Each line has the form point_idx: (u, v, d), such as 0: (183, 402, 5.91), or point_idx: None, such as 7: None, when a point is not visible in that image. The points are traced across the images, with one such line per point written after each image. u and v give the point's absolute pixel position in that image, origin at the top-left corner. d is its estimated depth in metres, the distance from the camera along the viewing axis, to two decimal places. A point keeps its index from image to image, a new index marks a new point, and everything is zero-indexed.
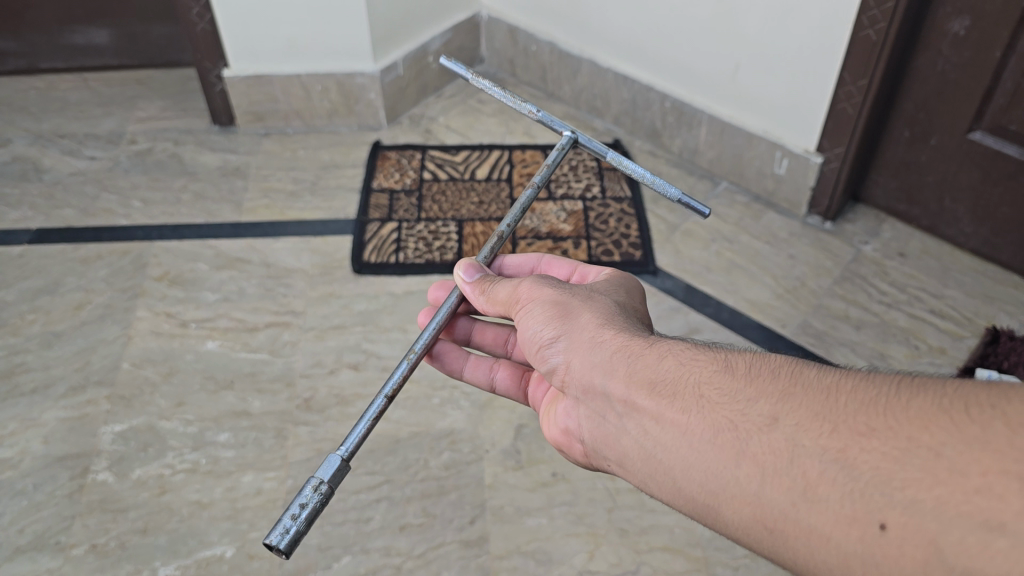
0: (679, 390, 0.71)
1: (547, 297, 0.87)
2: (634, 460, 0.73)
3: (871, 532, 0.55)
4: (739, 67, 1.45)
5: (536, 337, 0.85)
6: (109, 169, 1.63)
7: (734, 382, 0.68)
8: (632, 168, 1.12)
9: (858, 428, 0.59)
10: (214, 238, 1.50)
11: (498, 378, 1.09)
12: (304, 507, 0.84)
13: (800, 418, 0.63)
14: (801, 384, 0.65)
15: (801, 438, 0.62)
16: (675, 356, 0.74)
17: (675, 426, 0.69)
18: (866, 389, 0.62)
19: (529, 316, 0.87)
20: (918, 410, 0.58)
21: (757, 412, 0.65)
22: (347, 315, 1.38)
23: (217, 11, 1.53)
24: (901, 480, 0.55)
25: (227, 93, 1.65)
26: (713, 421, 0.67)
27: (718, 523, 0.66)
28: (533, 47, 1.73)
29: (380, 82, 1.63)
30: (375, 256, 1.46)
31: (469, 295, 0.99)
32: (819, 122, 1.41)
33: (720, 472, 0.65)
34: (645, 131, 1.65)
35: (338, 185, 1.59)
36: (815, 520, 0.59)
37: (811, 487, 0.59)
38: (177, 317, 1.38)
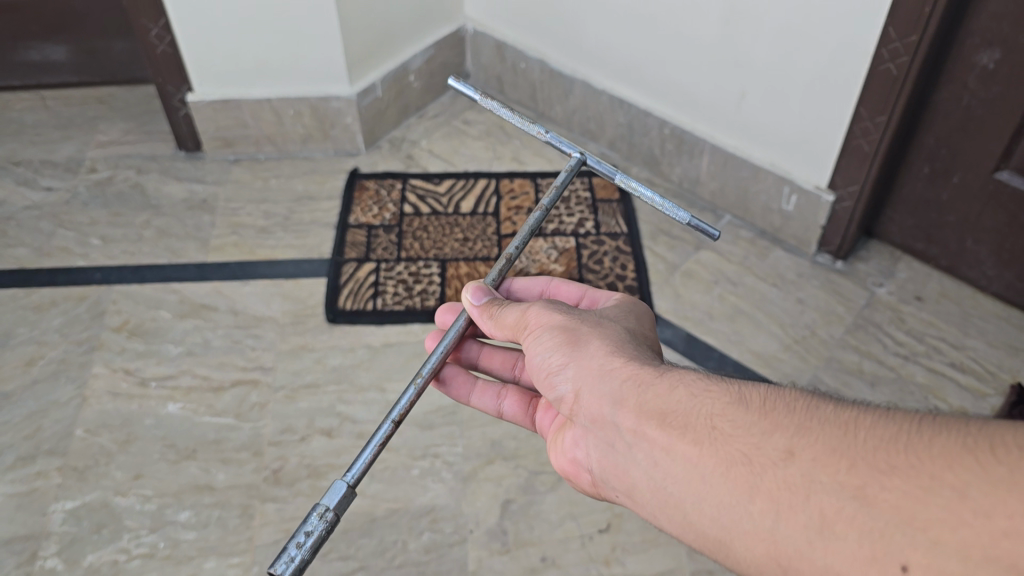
0: (689, 421, 0.66)
1: (557, 322, 0.81)
2: (641, 490, 0.69)
3: (893, 575, 0.52)
4: (745, 95, 1.33)
5: (544, 364, 0.79)
6: (66, 202, 1.51)
7: (747, 413, 0.64)
8: (640, 191, 1.01)
9: (879, 465, 0.55)
10: (178, 282, 1.39)
11: (506, 406, 0.99)
12: (310, 535, 0.78)
13: (816, 453, 0.58)
14: (816, 417, 0.61)
15: (818, 473, 0.57)
16: (684, 384, 0.69)
17: (684, 458, 0.65)
18: (884, 423, 0.58)
19: (535, 344, 0.81)
20: (941, 447, 0.54)
21: (771, 446, 0.61)
22: (320, 372, 1.27)
23: (178, 33, 1.40)
24: (923, 520, 0.52)
25: (193, 118, 1.53)
26: (724, 454, 0.63)
27: (730, 559, 0.62)
28: (522, 64, 1.61)
29: (358, 106, 1.51)
30: (351, 303, 1.35)
31: (477, 320, 0.92)
32: (832, 157, 1.29)
33: (732, 509, 0.61)
34: (642, 157, 1.54)
35: (312, 220, 1.47)
36: (833, 560, 0.55)
37: (828, 527, 0.55)
38: (136, 375, 1.28)
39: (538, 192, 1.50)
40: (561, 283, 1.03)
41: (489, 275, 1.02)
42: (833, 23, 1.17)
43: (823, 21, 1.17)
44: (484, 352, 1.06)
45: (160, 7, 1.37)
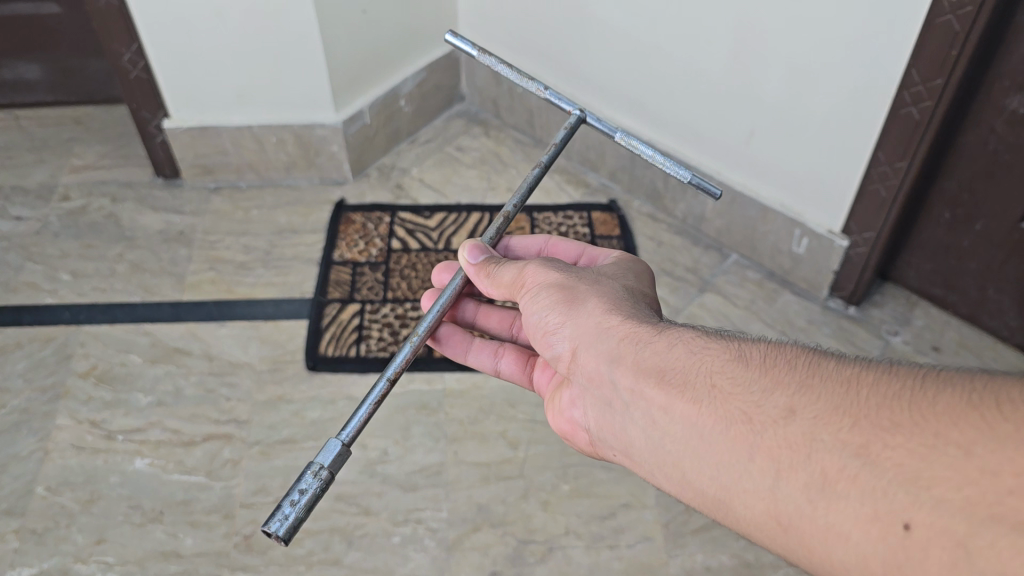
0: (690, 381, 0.69)
1: (553, 280, 0.86)
2: (644, 451, 0.72)
3: (895, 532, 0.52)
4: (755, 133, 1.25)
5: (541, 323, 0.84)
6: (36, 232, 1.44)
7: (749, 372, 0.66)
8: (641, 150, 1.02)
9: (881, 423, 0.56)
10: (151, 323, 1.32)
11: (503, 365, 1.08)
12: (304, 493, 0.80)
13: (818, 411, 0.59)
14: (819, 376, 0.62)
15: (820, 431, 0.58)
16: (687, 346, 0.72)
17: (685, 418, 0.67)
18: (888, 382, 0.58)
19: (532, 303, 0.86)
20: (946, 405, 0.53)
21: (773, 405, 0.62)
22: (298, 426, 1.20)
23: (153, 58, 1.33)
24: (926, 479, 0.51)
25: (170, 145, 1.45)
26: (726, 413, 0.65)
27: (732, 517, 0.63)
28: (519, 89, 1.53)
29: (344, 134, 1.43)
30: (333, 348, 1.27)
31: (474, 280, 0.95)
32: (846, 201, 1.21)
33: (733, 467, 0.63)
34: (645, 191, 1.46)
35: (295, 255, 1.40)
36: (834, 518, 0.55)
37: (828, 485, 0.56)
38: (103, 427, 1.20)
39: (534, 227, 1.42)
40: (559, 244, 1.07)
41: (490, 233, 1.05)
42: (850, 62, 1.08)
43: (839, 60, 1.09)
44: (482, 311, 1.13)
45: (133, 31, 1.30)
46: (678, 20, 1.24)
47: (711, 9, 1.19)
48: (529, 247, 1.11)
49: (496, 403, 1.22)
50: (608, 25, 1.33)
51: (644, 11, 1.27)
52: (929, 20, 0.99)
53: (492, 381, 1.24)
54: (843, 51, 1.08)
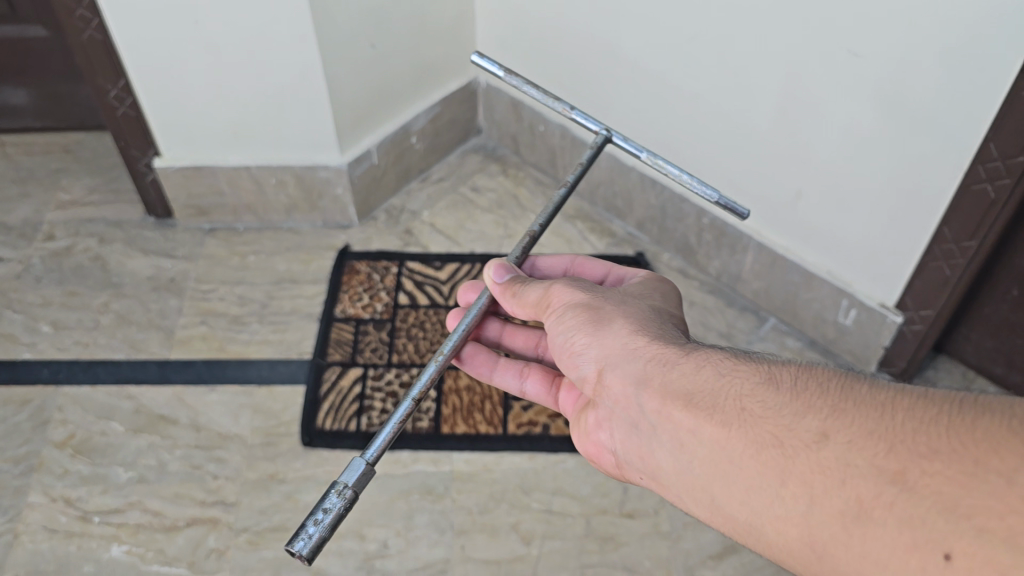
0: (716, 401, 0.64)
1: (578, 301, 0.81)
2: (670, 473, 0.68)
3: (934, 562, 0.49)
4: (801, 196, 1.12)
5: (567, 343, 0.79)
6: (17, 276, 1.33)
7: (778, 394, 0.62)
8: (666, 168, 0.93)
9: (918, 449, 0.52)
10: (135, 385, 1.21)
11: (529, 386, 0.98)
12: (328, 512, 0.71)
13: (852, 436, 0.56)
14: (851, 398, 0.58)
15: (853, 456, 0.55)
16: (714, 365, 0.67)
17: (712, 440, 0.63)
18: (924, 404, 0.55)
19: (557, 322, 0.81)
20: (985, 428, 0.50)
21: (804, 429, 0.59)
22: (291, 511, 1.09)
23: (140, 96, 1.22)
24: (967, 507, 0.49)
25: (161, 184, 1.34)
26: (755, 436, 0.61)
27: (762, 543, 0.60)
28: (540, 126, 1.41)
29: (349, 176, 1.32)
30: (331, 422, 1.16)
31: (501, 301, 0.89)
32: (902, 276, 1.08)
33: (764, 494, 0.59)
34: (676, 244, 1.34)
35: (294, 309, 1.29)
36: (870, 546, 0.53)
37: (864, 513, 0.53)
38: (78, 506, 1.10)
39: None
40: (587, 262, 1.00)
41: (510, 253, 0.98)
42: (914, 132, 0.96)
43: (900, 127, 0.96)
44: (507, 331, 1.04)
45: (119, 66, 1.18)
46: (718, 69, 1.11)
47: (757, 61, 1.06)
48: (554, 267, 1.03)
49: (508, 489, 1.10)
50: (642, 68, 1.20)
51: (681, 57, 1.14)
52: (1014, 90, 0.86)
53: (504, 463, 1.13)
54: (908, 117, 0.95)
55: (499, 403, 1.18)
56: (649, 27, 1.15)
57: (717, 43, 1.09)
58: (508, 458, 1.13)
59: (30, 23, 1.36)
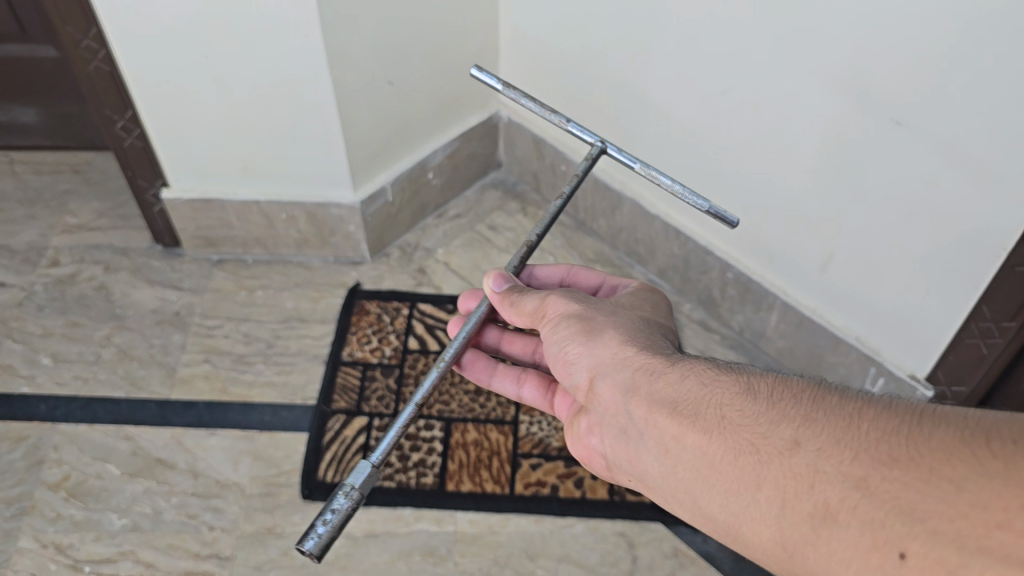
0: (699, 409, 0.64)
1: (573, 312, 0.79)
2: (654, 476, 0.68)
3: (890, 562, 0.50)
4: (831, 259, 1.08)
5: (560, 353, 0.77)
6: (19, 304, 1.30)
7: (757, 403, 0.61)
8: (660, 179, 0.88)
9: (880, 456, 0.52)
10: (133, 425, 1.17)
11: (526, 393, 0.95)
12: (336, 512, 0.72)
13: (823, 442, 0.56)
14: (824, 408, 0.58)
15: (822, 463, 0.55)
16: (698, 374, 0.66)
17: (694, 447, 0.63)
18: (890, 415, 0.55)
19: (551, 334, 0.79)
20: (941, 441, 0.51)
21: (779, 436, 0.58)
22: (287, 568, 1.04)
23: (148, 126, 1.18)
24: (922, 511, 0.49)
25: (169, 215, 1.32)
26: (735, 444, 0.60)
27: (739, 544, 0.60)
28: (562, 166, 1.38)
29: (362, 214, 1.29)
30: (332, 474, 1.11)
31: (501, 311, 0.86)
32: (936, 349, 1.03)
33: (740, 496, 0.59)
34: (698, 295, 1.31)
35: (300, 350, 1.26)
36: (835, 547, 0.53)
37: (830, 517, 0.53)
38: (68, 554, 1.05)
39: None
40: (581, 272, 0.97)
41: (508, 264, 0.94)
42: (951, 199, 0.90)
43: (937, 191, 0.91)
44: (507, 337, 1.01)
45: (127, 99, 1.15)
46: (754, 124, 1.05)
47: (793, 119, 1.01)
48: (550, 277, 1.00)
49: (513, 554, 1.06)
50: (671, 117, 1.15)
51: (712, 109, 1.09)
52: None
53: (510, 525, 1.08)
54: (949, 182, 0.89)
55: (507, 460, 1.14)
56: (682, 77, 1.10)
57: (753, 98, 1.03)
58: (515, 520, 1.09)
59: (39, 42, 1.33)
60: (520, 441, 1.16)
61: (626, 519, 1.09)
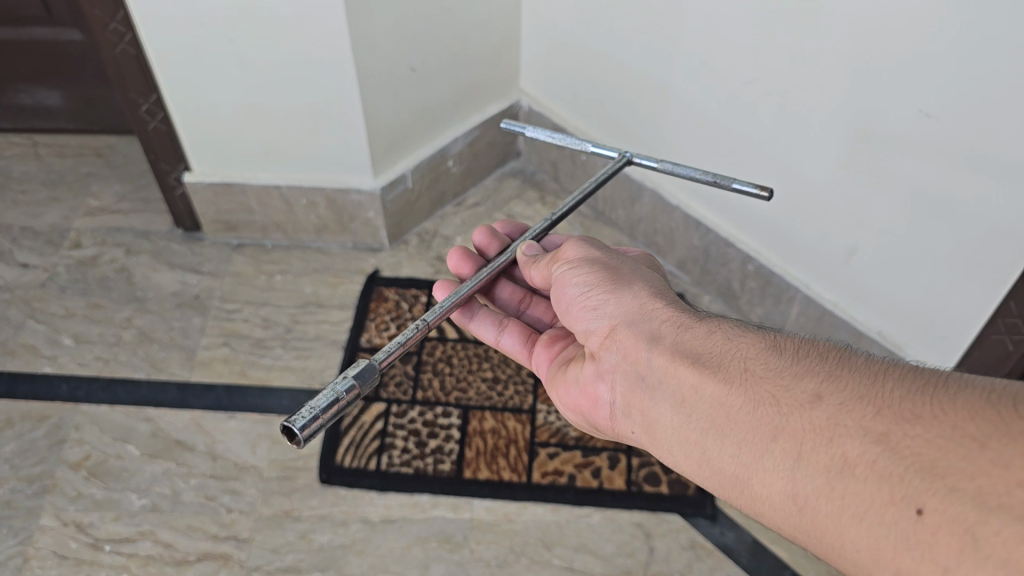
0: (721, 362, 0.65)
1: (594, 258, 0.80)
2: (663, 428, 0.67)
3: (907, 517, 0.49)
4: (856, 252, 1.07)
5: (581, 297, 0.77)
6: (41, 284, 1.31)
7: (781, 359, 0.62)
8: None
9: (903, 414, 0.53)
10: (154, 406, 1.18)
11: (505, 340, 0.95)
12: (332, 399, 0.70)
13: (846, 398, 0.56)
14: (849, 368, 0.59)
15: (844, 417, 0.55)
16: (720, 330, 0.67)
17: (709, 396, 0.63)
18: (914, 378, 0.56)
19: (569, 274, 0.79)
20: (966, 402, 0.51)
21: (801, 389, 0.59)
22: (304, 551, 1.04)
23: (172, 110, 1.18)
24: (943, 468, 0.49)
25: (190, 199, 1.32)
26: (755, 395, 0.61)
27: (746, 496, 0.60)
28: (582, 155, 1.38)
29: (382, 201, 1.30)
30: (351, 459, 1.12)
31: (524, 272, 0.90)
32: (960, 342, 1.02)
33: (754, 445, 0.59)
34: (717, 287, 1.31)
35: (318, 335, 1.26)
36: (849, 500, 0.53)
37: (848, 469, 0.53)
38: (89, 532, 1.05)
39: None
40: None
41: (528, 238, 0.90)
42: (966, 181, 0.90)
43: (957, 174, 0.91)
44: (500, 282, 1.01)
45: (152, 82, 1.15)
46: (776, 113, 1.05)
47: (814, 106, 1.01)
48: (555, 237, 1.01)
49: (529, 542, 1.06)
50: (693, 109, 1.15)
51: (735, 101, 1.09)
52: None
53: (526, 513, 1.09)
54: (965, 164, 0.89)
55: (524, 449, 1.14)
56: (704, 67, 1.10)
57: (778, 86, 1.03)
58: (531, 509, 1.09)
59: (65, 26, 1.34)
60: (538, 430, 1.17)
61: (642, 510, 1.09)
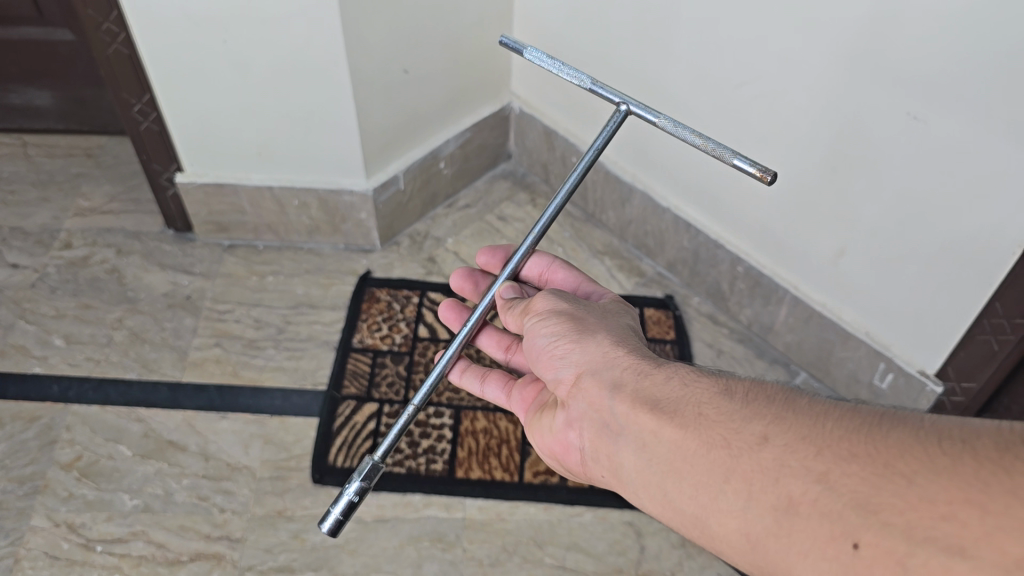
0: (671, 403, 0.65)
1: (561, 310, 0.80)
2: (623, 470, 0.67)
3: (845, 552, 0.50)
4: (844, 253, 1.09)
5: (548, 347, 0.77)
6: (32, 285, 1.31)
7: (728, 398, 0.62)
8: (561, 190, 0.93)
9: (840, 452, 0.53)
10: (146, 406, 1.18)
11: (488, 391, 0.96)
12: (346, 503, 0.81)
13: (790, 437, 0.57)
14: (792, 407, 0.59)
15: (788, 458, 0.56)
16: (677, 375, 0.67)
17: (662, 438, 0.63)
18: (850, 414, 0.56)
19: (539, 326, 0.79)
20: (897, 439, 0.52)
21: (747, 429, 0.59)
22: (297, 551, 1.05)
23: (165, 111, 1.19)
24: (876, 504, 0.50)
25: (182, 199, 1.33)
26: (705, 437, 0.61)
27: (705, 537, 0.60)
28: (573, 158, 1.39)
29: (374, 202, 1.30)
30: (343, 459, 1.12)
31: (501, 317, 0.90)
32: (946, 346, 1.04)
33: (706, 486, 0.59)
34: (707, 288, 1.32)
35: (311, 336, 1.27)
36: (796, 539, 0.53)
37: (793, 508, 0.54)
38: (81, 533, 1.05)
39: None
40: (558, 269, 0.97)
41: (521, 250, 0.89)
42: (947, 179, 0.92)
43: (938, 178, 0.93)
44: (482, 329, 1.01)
45: (144, 83, 1.16)
46: (767, 117, 1.06)
47: (805, 111, 1.02)
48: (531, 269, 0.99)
49: (521, 541, 1.07)
50: (686, 111, 1.16)
51: (728, 104, 1.10)
52: None
53: (518, 512, 1.09)
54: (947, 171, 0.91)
55: (515, 449, 1.15)
56: (697, 71, 1.11)
57: (769, 90, 1.04)
58: (523, 507, 1.10)
59: (55, 26, 1.34)
60: None
61: (633, 509, 1.10)
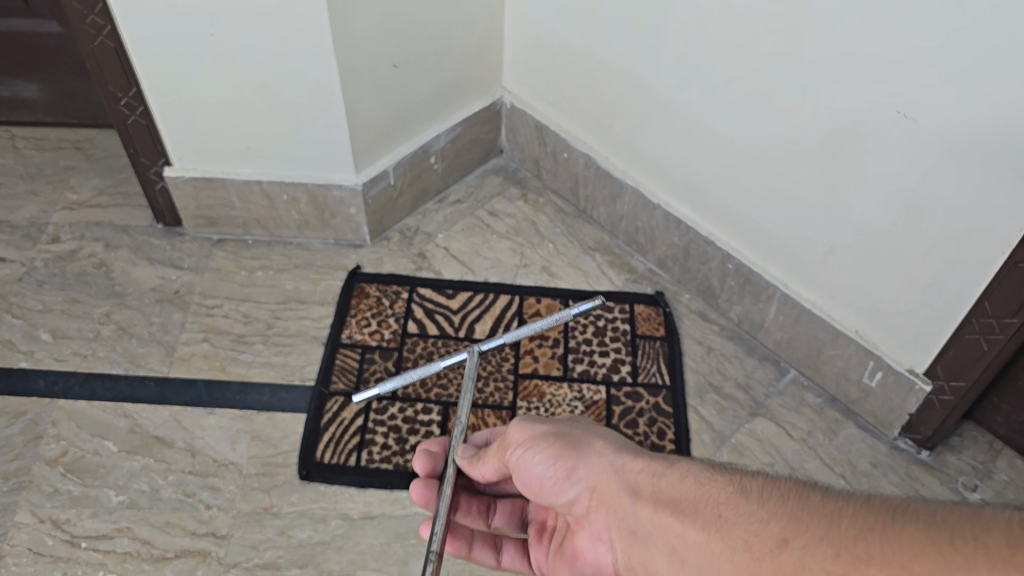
0: (693, 509, 0.62)
1: (543, 432, 0.77)
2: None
3: None
4: (834, 251, 1.08)
5: (551, 475, 0.75)
6: (19, 279, 1.30)
7: (748, 499, 0.60)
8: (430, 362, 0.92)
9: (858, 552, 0.51)
10: (133, 401, 1.17)
11: (500, 522, 0.92)
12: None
13: (809, 539, 0.54)
14: (809, 504, 0.56)
15: (807, 562, 0.53)
16: (691, 471, 0.65)
17: (693, 543, 0.61)
18: (868, 506, 0.53)
19: (528, 456, 0.77)
20: (910, 537, 0.49)
21: (766, 535, 0.57)
22: (283, 548, 1.04)
23: (152, 104, 1.18)
24: None
25: (171, 193, 1.32)
26: (729, 543, 0.59)
27: None
28: (564, 153, 1.39)
29: (364, 197, 1.30)
30: (331, 455, 1.12)
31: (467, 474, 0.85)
32: (936, 344, 1.03)
33: None
34: (698, 286, 1.32)
35: (300, 331, 1.26)
36: None
37: None
38: (65, 529, 1.04)
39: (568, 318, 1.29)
40: None
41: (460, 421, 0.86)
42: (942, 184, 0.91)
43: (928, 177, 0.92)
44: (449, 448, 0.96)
45: (131, 76, 1.15)
46: (756, 113, 1.06)
47: (794, 107, 1.01)
48: None
49: None
50: (676, 106, 1.15)
51: (718, 99, 1.09)
52: None
53: None
54: (938, 168, 0.91)
55: None
56: (687, 66, 1.10)
57: (759, 87, 1.03)
58: None
59: (43, 18, 1.33)
60: None
61: None
